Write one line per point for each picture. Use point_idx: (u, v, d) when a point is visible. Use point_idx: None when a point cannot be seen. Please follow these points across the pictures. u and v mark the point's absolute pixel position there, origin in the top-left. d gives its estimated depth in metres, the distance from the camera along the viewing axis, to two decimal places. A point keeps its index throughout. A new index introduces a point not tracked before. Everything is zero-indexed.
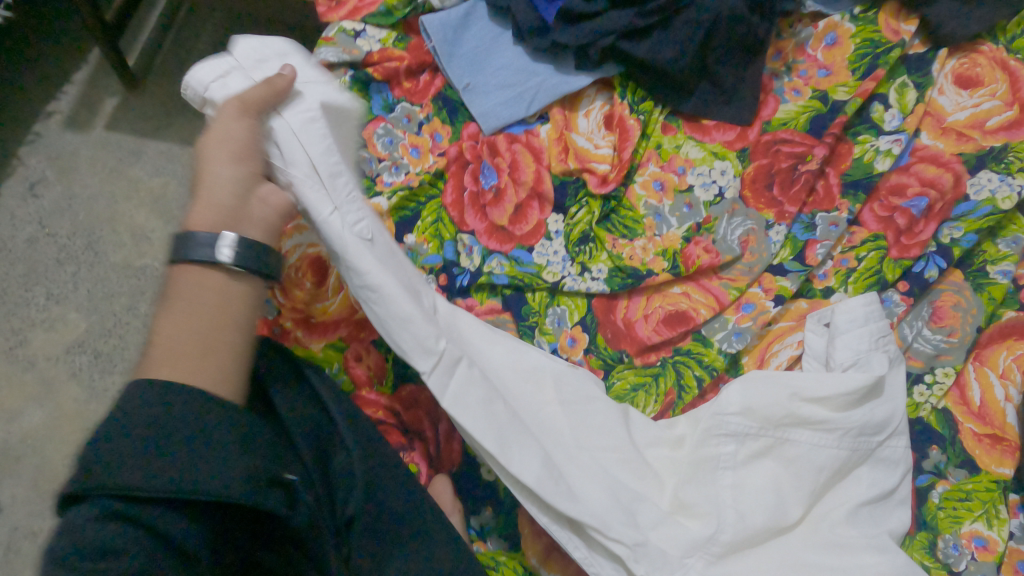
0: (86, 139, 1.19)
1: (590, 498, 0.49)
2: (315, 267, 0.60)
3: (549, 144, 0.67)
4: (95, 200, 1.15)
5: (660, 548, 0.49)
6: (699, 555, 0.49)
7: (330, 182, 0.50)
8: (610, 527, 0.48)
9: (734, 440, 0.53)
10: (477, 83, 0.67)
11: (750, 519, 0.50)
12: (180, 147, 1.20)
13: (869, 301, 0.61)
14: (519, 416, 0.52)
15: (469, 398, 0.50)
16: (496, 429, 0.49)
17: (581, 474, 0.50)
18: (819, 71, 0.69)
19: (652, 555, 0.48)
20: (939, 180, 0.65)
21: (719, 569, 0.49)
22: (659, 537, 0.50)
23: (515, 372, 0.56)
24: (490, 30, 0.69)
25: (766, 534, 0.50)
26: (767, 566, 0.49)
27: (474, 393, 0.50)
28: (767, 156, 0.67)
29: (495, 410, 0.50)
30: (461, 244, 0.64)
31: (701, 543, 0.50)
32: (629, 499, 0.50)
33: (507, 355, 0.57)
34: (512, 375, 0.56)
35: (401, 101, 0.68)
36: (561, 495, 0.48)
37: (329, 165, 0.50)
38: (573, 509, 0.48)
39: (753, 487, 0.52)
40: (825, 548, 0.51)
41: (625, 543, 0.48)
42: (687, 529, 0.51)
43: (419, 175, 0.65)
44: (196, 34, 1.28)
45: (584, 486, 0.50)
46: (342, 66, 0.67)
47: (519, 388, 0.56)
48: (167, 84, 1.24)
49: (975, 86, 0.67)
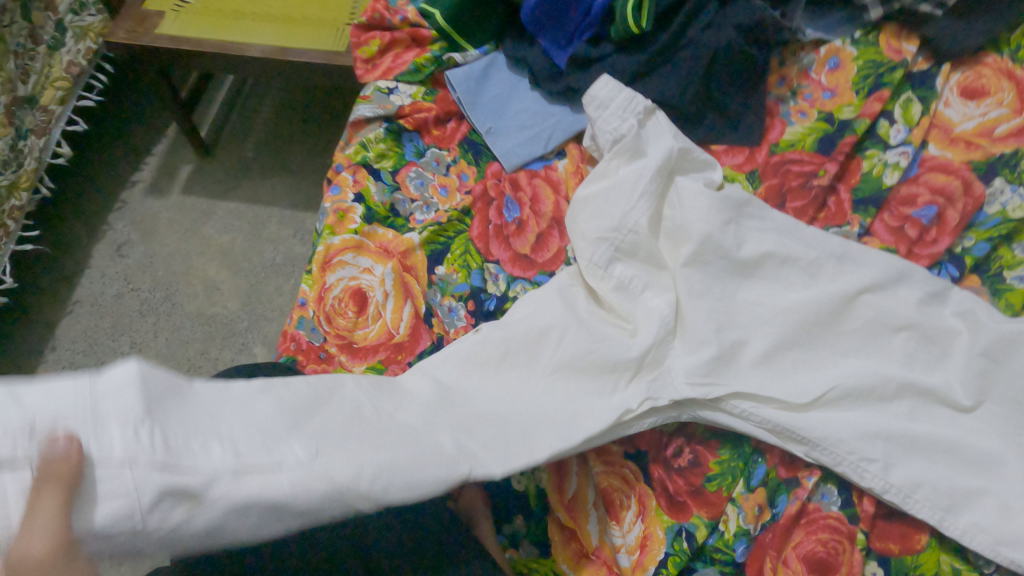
0: (165, 204, 1.33)
1: (831, 384, 0.58)
2: (356, 298, 0.67)
3: (566, 175, 0.73)
4: (173, 257, 1.28)
5: (968, 530, 0.54)
6: (649, 363, 0.59)
7: (535, 342, 0.60)
8: (874, 361, 0.60)
9: (652, 337, 0.59)
10: (498, 126, 0.75)
11: (791, 380, 0.59)
12: (246, 207, 1.32)
13: (891, 265, 0.62)
14: (536, 310, 0.62)
15: (551, 389, 0.58)
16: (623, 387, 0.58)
17: (856, 456, 0.56)
18: (824, 93, 0.75)
19: (838, 409, 0.58)
20: (947, 188, 0.68)
21: (656, 375, 0.59)
22: (836, 332, 0.61)
23: (529, 379, 0.59)
24: (510, 79, 0.77)
25: (605, 367, 0.58)
26: (686, 364, 0.59)
27: (554, 370, 0.59)
28: (777, 175, 0.71)
29: (569, 355, 0.59)
30: (488, 271, 0.69)
31: (868, 348, 0.60)
32: (656, 356, 0.59)
33: (540, 349, 0.60)
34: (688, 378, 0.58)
35: (430, 147, 0.74)
36: (872, 413, 0.58)
37: (538, 338, 0.60)
38: (810, 312, 0.60)
39: (841, 395, 0.58)
40: (774, 376, 0.59)
41: (896, 409, 0.58)
42: (940, 439, 0.55)
43: (448, 212, 0.71)
44: (258, 103, 1.41)
45: (921, 471, 0.55)
46: (378, 120, 0.75)
47: (548, 292, 0.64)
48: (234, 150, 1.37)
49: (982, 96, 0.71)
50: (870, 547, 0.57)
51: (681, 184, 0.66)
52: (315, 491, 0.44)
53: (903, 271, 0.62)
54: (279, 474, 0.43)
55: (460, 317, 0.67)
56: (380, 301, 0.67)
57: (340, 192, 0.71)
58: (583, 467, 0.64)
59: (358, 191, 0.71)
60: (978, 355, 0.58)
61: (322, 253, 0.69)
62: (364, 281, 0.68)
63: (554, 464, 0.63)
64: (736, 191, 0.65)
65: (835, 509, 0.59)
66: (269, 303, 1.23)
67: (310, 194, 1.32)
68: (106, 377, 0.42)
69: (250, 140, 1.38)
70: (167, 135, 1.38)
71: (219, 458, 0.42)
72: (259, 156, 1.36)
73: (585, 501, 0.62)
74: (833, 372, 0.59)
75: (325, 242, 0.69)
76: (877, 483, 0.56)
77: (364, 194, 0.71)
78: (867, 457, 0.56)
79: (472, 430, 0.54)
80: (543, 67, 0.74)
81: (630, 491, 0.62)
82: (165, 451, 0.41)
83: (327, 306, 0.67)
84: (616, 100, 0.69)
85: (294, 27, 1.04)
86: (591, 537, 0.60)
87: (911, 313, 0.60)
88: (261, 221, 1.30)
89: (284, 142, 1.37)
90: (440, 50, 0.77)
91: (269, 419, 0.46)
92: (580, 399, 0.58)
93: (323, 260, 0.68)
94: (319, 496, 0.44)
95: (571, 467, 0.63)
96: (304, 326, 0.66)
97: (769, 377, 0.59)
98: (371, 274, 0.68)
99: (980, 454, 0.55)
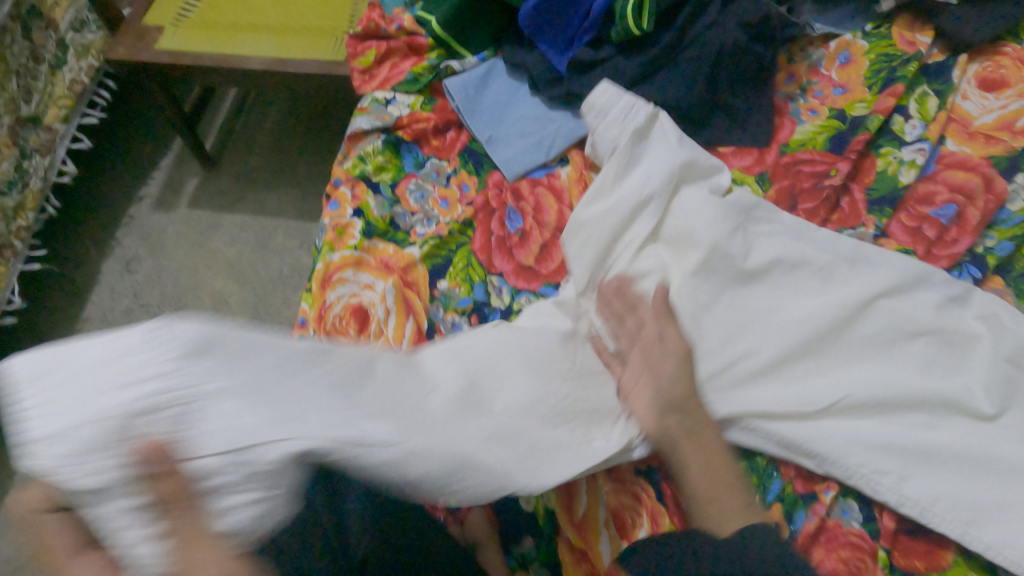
0: (172, 218, 1.32)
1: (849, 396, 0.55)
2: (357, 316, 0.65)
3: (569, 183, 0.71)
4: (181, 272, 1.28)
5: (992, 545, 0.51)
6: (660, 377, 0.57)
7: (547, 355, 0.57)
8: (893, 371, 0.56)
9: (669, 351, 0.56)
10: (499, 134, 0.73)
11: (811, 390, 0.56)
12: (253, 218, 1.31)
13: (907, 267, 0.60)
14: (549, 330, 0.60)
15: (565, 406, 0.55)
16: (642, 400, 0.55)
17: (867, 469, 0.54)
18: (835, 89, 0.72)
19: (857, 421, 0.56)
20: (968, 185, 0.65)
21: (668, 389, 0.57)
22: (850, 340, 0.58)
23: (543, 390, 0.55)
24: (509, 85, 0.75)
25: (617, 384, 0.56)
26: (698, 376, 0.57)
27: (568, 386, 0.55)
28: (788, 176, 0.69)
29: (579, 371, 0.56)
30: (491, 284, 0.68)
31: (895, 355, 0.57)
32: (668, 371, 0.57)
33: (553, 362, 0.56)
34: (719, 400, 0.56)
35: (430, 158, 0.73)
36: (888, 424, 0.55)
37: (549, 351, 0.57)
38: (824, 319, 0.58)
39: (855, 408, 0.56)
40: (791, 385, 0.57)
41: (910, 417, 0.55)
42: (961, 450, 0.53)
43: (450, 224, 0.69)
44: (262, 114, 1.41)
45: (941, 484, 0.53)
46: (376, 131, 0.73)
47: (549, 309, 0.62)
48: (239, 161, 1.36)
49: (1002, 87, 0.69)
50: (894, 565, 0.55)
51: (686, 194, 0.65)
52: (419, 469, 0.43)
53: (920, 274, 0.60)
54: (367, 454, 0.41)
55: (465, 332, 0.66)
56: (381, 319, 0.65)
57: (338, 207, 0.70)
58: (592, 485, 0.62)
59: (357, 206, 0.70)
60: (1003, 361, 0.55)
61: (321, 271, 0.67)
62: (365, 298, 0.66)
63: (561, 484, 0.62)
64: (739, 199, 0.64)
65: (857, 526, 0.56)
66: (277, 315, 1.22)
67: (316, 204, 1.31)
68: (157, 329, 0.40)
69: (255, 151, 1.37)
70: (172, 150, 1.38)
71: (300, 437, 0.38)
72: (265, 166, 1.35)
73: (596, 520, 0.60)
74: (847, 381, 0.56)
75: (325, 259, 0.68)
76: (891, 497, 0.54)
77: (363, 208, 0.70)
78: (879, 470, 0.54)
79: (504, 441, 0.49)
80: (543, 72, 0.72)
81: (643, 509, 0.60)
82: (269, 417, 0.39)
83: (329, 324, 0.65)
84: (615, 108, 0.68)
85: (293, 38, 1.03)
86: (604, 557, 0.59)
87: (930, 318, 0.58)
88: (267, 233, 1.29)
89: (289, 153, 1.36)
90: (438, 58, 0.75)
91: (321, 396, 0.42)
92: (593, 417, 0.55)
93: (323, 277, 0.67)
94: (415, 475, 0.43)
95: (579, 486, 0.61)
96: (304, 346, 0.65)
97: (782, 389, 0.57)
98: (372, 291, 0.67)
99: (1004, 465, 0.52)
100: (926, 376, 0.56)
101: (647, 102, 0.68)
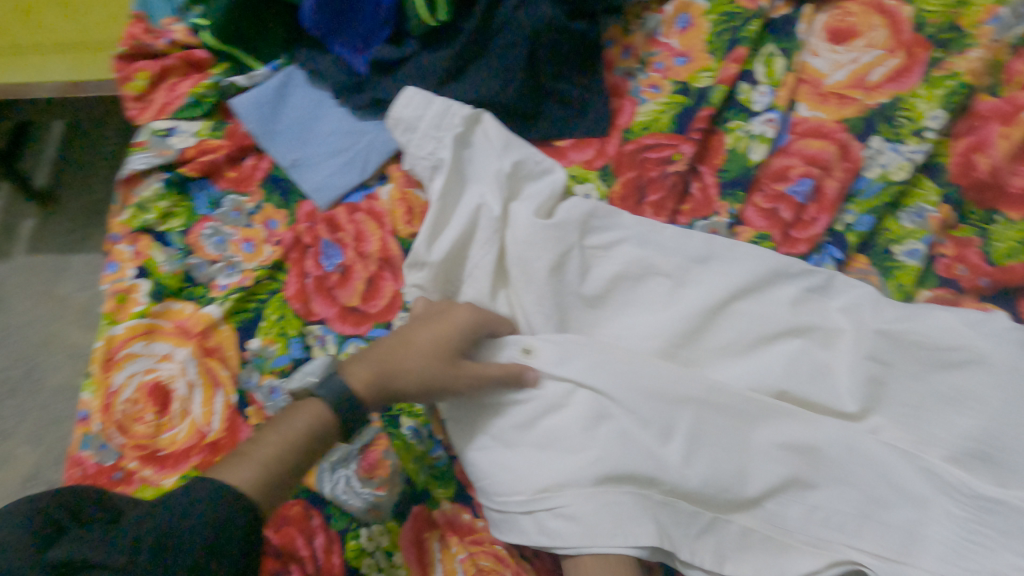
0: (10, 267, 1.18)
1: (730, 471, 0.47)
2: (154, 397, 0.56)
3: (391, 205, 0.62)
4: (27, 327, 1.14)
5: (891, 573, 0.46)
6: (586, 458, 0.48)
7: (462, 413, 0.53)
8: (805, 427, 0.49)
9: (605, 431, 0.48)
10: (305, 156, 0.63)
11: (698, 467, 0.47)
12: (102, 256, 1.18)
13: (766, 264, 0.53)
14: (588, 364, 0.50)
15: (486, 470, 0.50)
16: (572, 473, 0.47)
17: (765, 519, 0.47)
18: (677, 59, 0.64)
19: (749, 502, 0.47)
20: (823, 155, 0.58)
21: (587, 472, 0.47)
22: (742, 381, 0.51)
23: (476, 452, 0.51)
24: (311, 96, 0.64)
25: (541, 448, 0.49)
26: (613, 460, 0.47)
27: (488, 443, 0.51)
28: (633, 167, 0.61)
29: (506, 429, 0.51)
30: (312, 335, 0.58)
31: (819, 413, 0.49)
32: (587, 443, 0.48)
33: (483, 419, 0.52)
34: (709, 469, 0.47)
35: (227, 193, 0.63)
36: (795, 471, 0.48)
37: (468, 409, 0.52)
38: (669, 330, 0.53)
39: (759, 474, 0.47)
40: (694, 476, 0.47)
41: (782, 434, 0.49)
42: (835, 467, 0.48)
43: (255, 270, 0.60)
44: (97, 137, 1.25)
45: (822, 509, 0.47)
46: (156, 170, 0.62)
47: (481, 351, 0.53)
48: (78, 194, 1.22)
49: (850, 38, 0.62)
50: None
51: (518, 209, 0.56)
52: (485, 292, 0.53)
53: (776, 264, 0.53)
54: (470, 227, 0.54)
55: (284, 398, 0.56)
56: (184, 396, 0.56)
57: (118, 268, 0.60)
58: (448, 552, 0.53)
59: (140, 264, 0.59)
60: (865, 359, 0.49)
61: (103, 350, 0.57)
62: (162, 372, 0.57)
63: (413, 557, 0.53)
64: (573, 210, 0.56)
65: None
66: None
67: None
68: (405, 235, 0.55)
69: (96, 179, 1.22)
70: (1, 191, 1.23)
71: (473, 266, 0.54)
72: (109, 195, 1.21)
73: None
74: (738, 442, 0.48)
75: (106, 335, 0.58)
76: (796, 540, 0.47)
77: (147, 266, 0.59)
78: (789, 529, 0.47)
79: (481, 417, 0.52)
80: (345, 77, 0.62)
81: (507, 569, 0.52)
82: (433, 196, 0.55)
83: (118, 414, 0.56)
84: (426, 117, 0.58)
85: (51, 33, 0.81)
86: None
87: (795, 316, 0.51)
88: None
89: None
90: (222, 74, 0.65)
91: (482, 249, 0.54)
92: (518, 473, 0.49)
93: (105, 357, 0.57)
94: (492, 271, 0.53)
95: (433, 554, 0.53)
96: (92, 445, 0.56)
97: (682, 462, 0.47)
98: (170, 362, 0.57)
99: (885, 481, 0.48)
100: (790, 384, 0.50)
101: (464, 104, 0.59)
